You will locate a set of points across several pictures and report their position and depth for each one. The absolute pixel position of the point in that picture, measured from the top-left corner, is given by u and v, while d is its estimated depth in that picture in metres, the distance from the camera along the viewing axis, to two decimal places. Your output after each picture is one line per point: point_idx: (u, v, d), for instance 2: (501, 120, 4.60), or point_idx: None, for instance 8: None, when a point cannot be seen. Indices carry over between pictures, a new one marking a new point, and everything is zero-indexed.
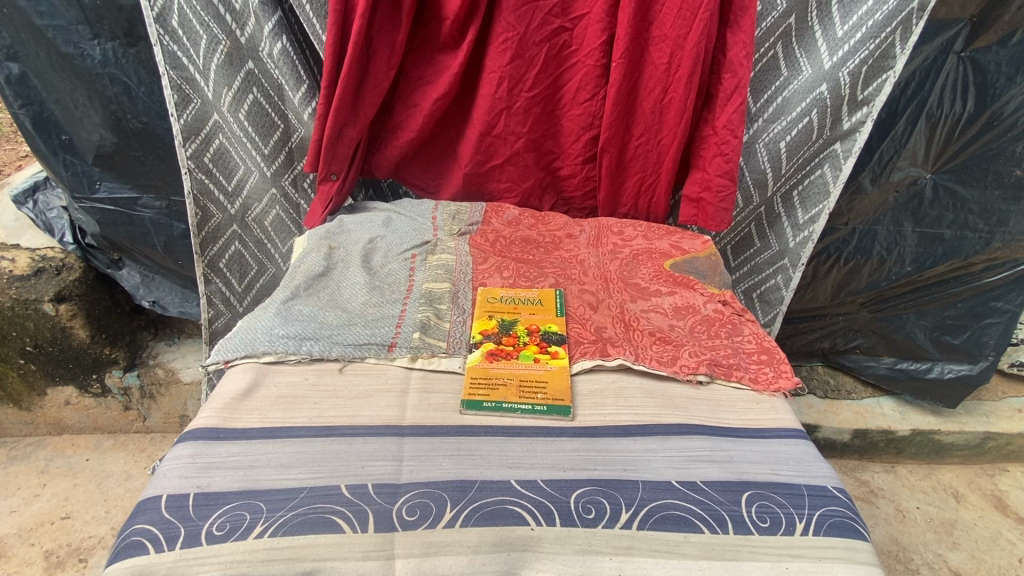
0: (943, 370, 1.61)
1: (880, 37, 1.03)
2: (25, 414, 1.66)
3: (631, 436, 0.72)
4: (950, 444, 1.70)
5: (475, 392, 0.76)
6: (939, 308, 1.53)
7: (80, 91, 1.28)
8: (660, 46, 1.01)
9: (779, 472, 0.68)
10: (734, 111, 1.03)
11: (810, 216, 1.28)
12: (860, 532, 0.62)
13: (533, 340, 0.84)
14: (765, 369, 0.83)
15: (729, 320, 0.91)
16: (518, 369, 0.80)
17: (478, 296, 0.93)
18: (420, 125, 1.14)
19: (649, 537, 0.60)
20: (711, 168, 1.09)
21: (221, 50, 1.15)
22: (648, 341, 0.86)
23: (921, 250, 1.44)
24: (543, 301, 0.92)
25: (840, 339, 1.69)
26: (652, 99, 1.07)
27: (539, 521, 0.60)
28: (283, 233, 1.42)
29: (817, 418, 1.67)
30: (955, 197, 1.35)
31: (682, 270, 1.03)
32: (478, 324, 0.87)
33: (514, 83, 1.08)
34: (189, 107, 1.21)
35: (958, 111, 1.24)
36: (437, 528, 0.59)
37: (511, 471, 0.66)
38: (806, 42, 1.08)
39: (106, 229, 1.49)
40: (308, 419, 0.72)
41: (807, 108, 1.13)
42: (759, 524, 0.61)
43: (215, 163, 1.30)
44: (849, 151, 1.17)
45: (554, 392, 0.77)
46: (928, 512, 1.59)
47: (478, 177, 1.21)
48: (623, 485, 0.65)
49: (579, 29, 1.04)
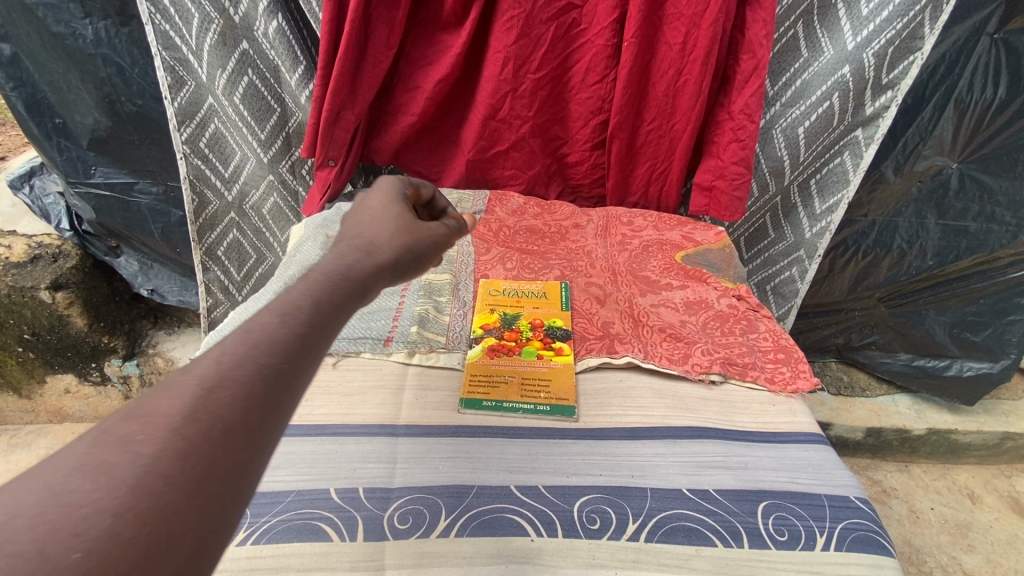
0: (962, 367, 1.56)
1: (908, 16, 0.96)
2: (26, 402, 1.64)
3: (638, 440, 0.68)
4: (967, 444, 1.64)
5: (471, 389, 0.72)
6: (960, 304, 1.47)
7: (73, 73, 1.24)
8: (674, 24, 0.95)
9: (798, 481, 0.63)
10: (751, 94, 0.98)
11: (828, 206, 1.21)
12: (887, 548, 0.57)
13: (537, 336, 0.81)
14: (782, 369, 0.78)
15: (744, 316, 0.86)
16: (520, 367, 0.76)
17: (480, 288, 0.89)
18: (422, 108, 1.09)
19: (658, 551, 0.56)
20: (725, 154, 1.04)
21: (214, 29, 1.10)
22: (657, 338, 0.81)
23: (943, 243, 1.38)
24: (547, 294, 0.88)
25: (855, 335, 1.63)
26: (664, 81, 1.01)
27: (539, 531, 0.56)
28: (281, 221, 1.38)
29: (829, 416, 1.63)
30: (982, 187, 1.28)
31: (694, 262, 0.98)
32: (478, 318, 0.83)
33: (521, 64, 1.02)
34: (183, 90, 1.17)
35: (988, 97, 1.18)
36: (430, 538, 0.55)
37: (511, 476, 0.62)
38: (828, 21, 1.02)
39: (102, 216, 1.46)
40: (298, 417, 0.68)
41: (828, 91, 1.07)
42: (777, 538, 0.57)
43: (211, 149, 1.26)
44: (871, 138, 1.11)
45: (557, 391, 0.73)
46: (942, 513, 1.54)
47: (481, 163, 1.16)
48: (631, 493, 0.61)
49: (589, 7, 0.98)
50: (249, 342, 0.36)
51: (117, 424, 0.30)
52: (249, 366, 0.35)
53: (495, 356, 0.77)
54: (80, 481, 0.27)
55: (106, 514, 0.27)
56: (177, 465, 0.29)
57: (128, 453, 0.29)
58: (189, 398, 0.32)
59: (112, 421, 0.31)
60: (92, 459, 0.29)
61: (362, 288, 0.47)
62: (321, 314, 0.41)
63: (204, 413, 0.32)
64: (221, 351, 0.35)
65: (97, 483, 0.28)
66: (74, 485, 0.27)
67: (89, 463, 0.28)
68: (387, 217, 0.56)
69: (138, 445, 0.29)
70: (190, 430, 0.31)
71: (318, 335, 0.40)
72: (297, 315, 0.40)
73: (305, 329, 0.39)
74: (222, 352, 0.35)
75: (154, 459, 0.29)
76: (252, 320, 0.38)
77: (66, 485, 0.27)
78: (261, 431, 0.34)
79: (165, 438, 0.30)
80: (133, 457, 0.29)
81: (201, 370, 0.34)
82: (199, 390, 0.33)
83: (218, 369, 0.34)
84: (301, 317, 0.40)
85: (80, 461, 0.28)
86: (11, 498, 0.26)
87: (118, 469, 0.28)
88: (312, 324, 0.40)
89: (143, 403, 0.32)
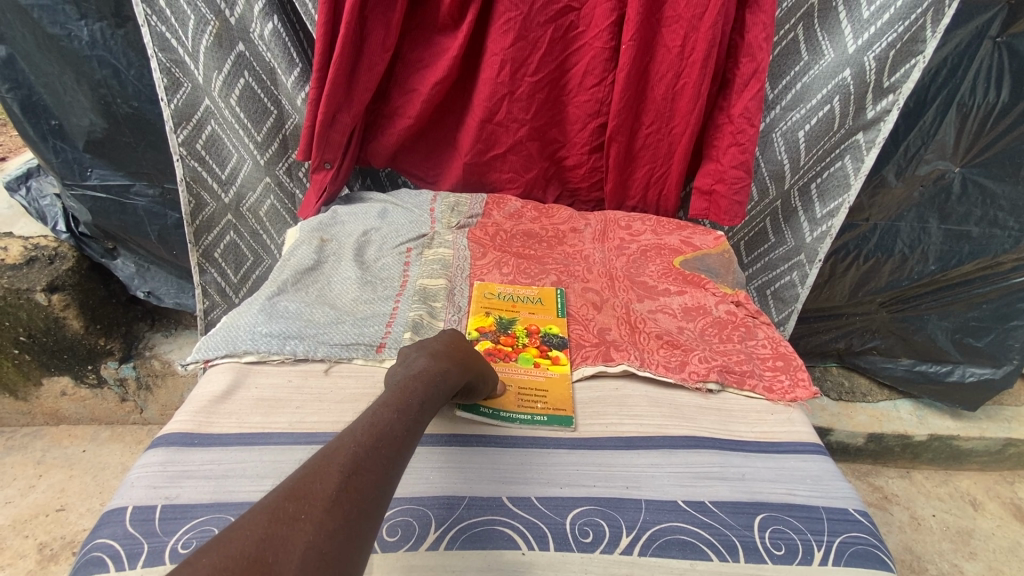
0: (965, 373, 1.54)
1: (909, 19, 0.95)
2: (22, 404, 1.63)
3: (633, 449, 0.67)
4: (969, 450, 1.63)
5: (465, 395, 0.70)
6: (963, 309, 1.46)
7: (69, 74, 1.23)
8: (673, 27, 0.94)
9: (795, 492, 0.62)
10: (751, 98, 0.97)
11: (829, 210, 1.20)
12: (886, 562, 0.56)
13: (533, 342, 0.80)
14: (781, 377, 0.77)
15: (743, 323, 0.85)
16: (517, 375, 0.75)
17: (474, 292, 0.88)
18: (418, 111, 1.08)
19: (652, 565, 0.55)
20: (725, 158, 1.03)
21: (210, 31, 1.09)
22: (654, 345, 0.80)
23: (946, 248, 1.37)
24: (543, 299, 0.87)
25: (856, 340, 1.62)
26: (663, 85, 1.00)
27: (531, 545, 0.55)
28: (278, 224, 1.37)
29: (830, 421, 1.61)
30: (985, 192, 1.27)
31: (692, 267, 0.97)
32: (473, 322, 0.82)
33: (518, 67, 1.01)
34: (179, 92, 1.16)
35: (991, 101, 1.17)
36: (420, 551, 0.54)
37: (504, 487, 0.61)
38: (828, 24, 1.01)
39: (98, 218, 1.45)
40: (289, 424, 0.68)
41: (829, 95, 1.06)
42: (773, 552, 0.56)
43: (207, 151, 1.25)
44: (872, 142, 1.10)
45: (554, 401, 0.71)
46: (944, 520, 1.53)
47: (478, 166, 1.15)
48: (625, 505, 0.60)
49: (587, 9, 0.97)
50: (367, 444, 0.48)
51: (286, 503, 0.40)
52: (370, 462, 0.46)
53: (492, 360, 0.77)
54: (268, 551, 0.37)
55: None
56: (333, 540, 0.39)
57: (299, 528, 0.39)
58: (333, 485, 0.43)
59: (279, 501, 0.40)
60: (274, 531, 0.38)
61: (441, 397, 0.60)
62: (414, 422, 0.54)
63: (345, 500, 0.42)
64: (350, 449, 0.47)
65: (281, 551, 0.37)
66: (264, 552, 0.36)
67: (273, 534, 0.38)
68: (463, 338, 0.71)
69: (304, 522, 0.39)
70: (338, 511, 0.41)
71: (410, 443, 0.52)
72: (398, 421, 0.52)
73: (403, 434, 0.51)
74: (351, 449, 0.47)
75: (318, 534, 0.39)
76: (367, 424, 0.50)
77: (259, 552, 0.36)
78: (379, 515, 0.44)
79: (322, 517, 0.40)
80: (302, 531, 0.38)
81: (339, 463, 0.45)
82: (339, 479, 0.43)
83: (350, 463, 0.45)
84: (401, 424, 0.52)
85: (265, 532, 0.38)
86: (222, 557, 0.35)
87: (294, 539, 0.38)
88: (407, 433, 0.52)
89: (302, 487, 0.42)
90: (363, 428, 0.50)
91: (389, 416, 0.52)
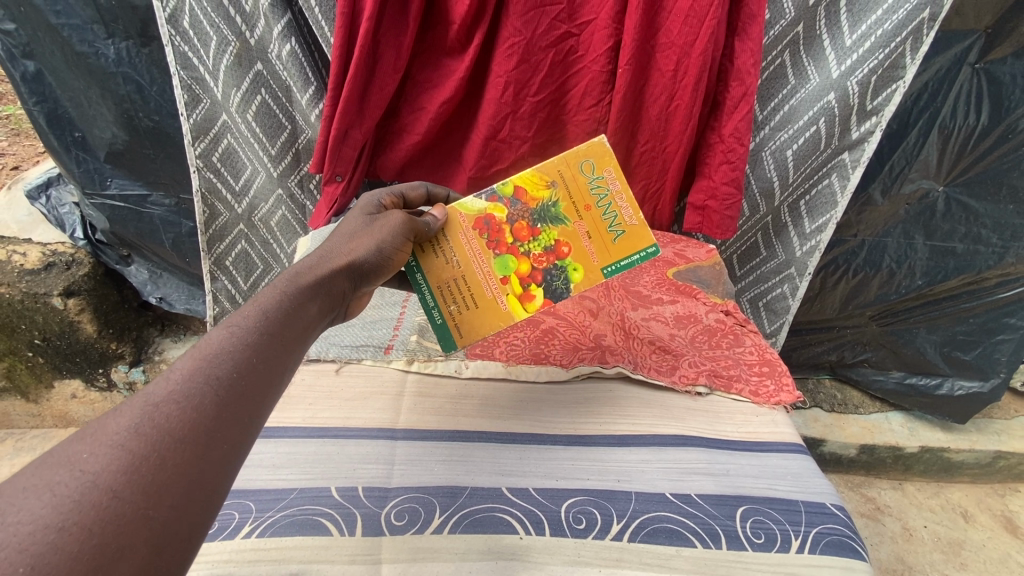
0: (954, 386, 1.58)
1: (889, 47, 1.01)
2: (33, 406, 1.68)
3: (626, 446, 0.71)
4: (960, 463, 1.66)
5: (422, 244, 0.73)
6: (951, 323, 1.50)
7: (94, 89, 1.30)
8: (666, 53, 1.00)
9: (776, 487, 0.66)
10: (741, 119, 1.03)
11: (817, 225, 1.25)
12: (859, 552, 0.60)
13: (535, 257, 0.73)
14: (767, 382, 0.81)
15: (731, 331, 0.91)
16: (475, 265, 0.74)
17: (582, 147, 0.72)
18: (426, 128, 1.14)
19: (640, 550, 0.59)
20: (716, 175, 1.09)
21: (231, 51, 1.15)
22: (647, 350, 0.85)
23: (932, 264, 1.42)
24: (624, 235, 0.72)
25: (848, 352, 1.66)
26: (657, 106, 1.06)
27: (529, 530, 0.60)
28: (288, 233, 1.43)
29: (822, 432, 1.65)
30: (968, 210, 1.32)
31: (685, 278, 1.02)
32: (531, 176, 0.74)
33: (520, 88, 1.07)
34: (198, 107, 1.24)
35: (972, 123, 1.22)
36: (425, 534, 0.58)
37: (502, 478, 0.65)
38: (813, 50, 1.07)
39: (115, 226, 1.52)
40: (302, 419, 0.72)
41: (815, 116, 1.12)
42: (754, 539, 0.60)
43: (223, 163, 1.32)
44: (857, 161, 1.15)
45: (465, 318, 0.73)
46: (935, 531, 1.56)
47: (482, 181, 1.20)
48: (616, 496, 0.64)
49: (585, 35, 1.03)
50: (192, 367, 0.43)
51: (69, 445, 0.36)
52: (190, 387, 0.41)
53: (477, 228, 0.74)
54: (29, 499, 0.33)
55: (51, 529, 0.32)
56: (124, 476, 0.35)
57: (73, 469, 0.35)
58: (135, 417, 0.38)
59: (64, 444, 0.36)
60: (43, 477, 0.34)
61: (310, 304, 0.55)
62: (261, 336, 0.48)
63: (148, 430, 0.38)
64: (167, 377, 0.41)
65: (45, 497, 0.33)
66: (24, 498, 0.33)
67: (36, 483, 0.34)
68: (354, 228, 0.68)
69: (83, 464, 0.35)
70: (135, 444, 0.37)
71: (258, 357, 0.46)
72: (241, 337, 0.47)
73: (243, 351, 0.46)
74: (165, 378, 0.41)
75: (100, 473, 0.35)
76: (197, 345, 0.45)
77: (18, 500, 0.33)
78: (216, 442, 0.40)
79: (110, 457, 0.36)
80: (76, 474, 0.34)
81: (150, 393, 0.40)
82: (142, 409, 0.39)
83: (162, 391, 0.40)
84: (241, 340, 0.46)
85: (25, 484, 0.34)
86: None
87: (65, 481, 0.34)
88: (254, 348, 0.46)
89: (94, 425, 0.37)
90: (190, 353, 0.44)
91: (226, 336, 0.46)
